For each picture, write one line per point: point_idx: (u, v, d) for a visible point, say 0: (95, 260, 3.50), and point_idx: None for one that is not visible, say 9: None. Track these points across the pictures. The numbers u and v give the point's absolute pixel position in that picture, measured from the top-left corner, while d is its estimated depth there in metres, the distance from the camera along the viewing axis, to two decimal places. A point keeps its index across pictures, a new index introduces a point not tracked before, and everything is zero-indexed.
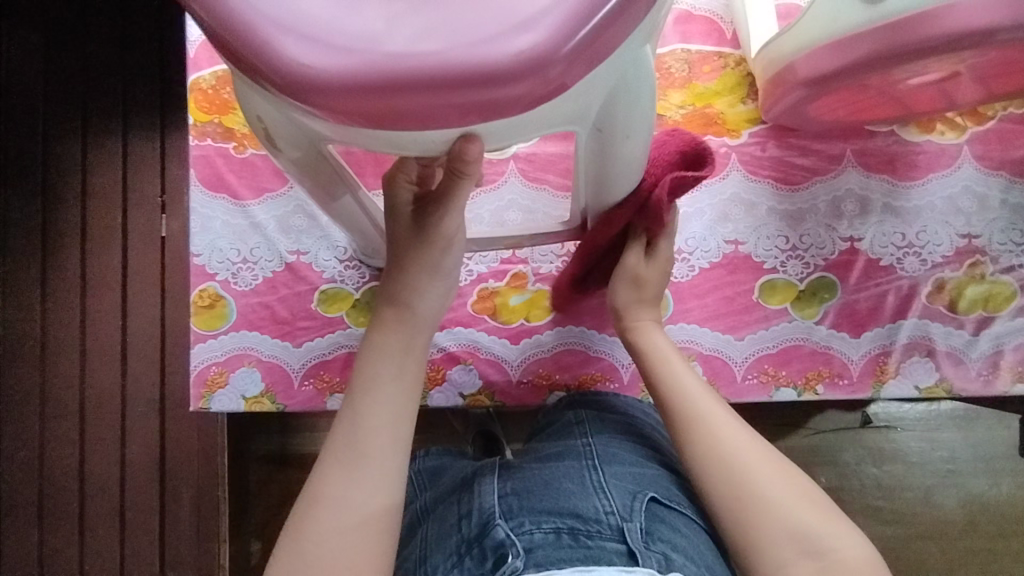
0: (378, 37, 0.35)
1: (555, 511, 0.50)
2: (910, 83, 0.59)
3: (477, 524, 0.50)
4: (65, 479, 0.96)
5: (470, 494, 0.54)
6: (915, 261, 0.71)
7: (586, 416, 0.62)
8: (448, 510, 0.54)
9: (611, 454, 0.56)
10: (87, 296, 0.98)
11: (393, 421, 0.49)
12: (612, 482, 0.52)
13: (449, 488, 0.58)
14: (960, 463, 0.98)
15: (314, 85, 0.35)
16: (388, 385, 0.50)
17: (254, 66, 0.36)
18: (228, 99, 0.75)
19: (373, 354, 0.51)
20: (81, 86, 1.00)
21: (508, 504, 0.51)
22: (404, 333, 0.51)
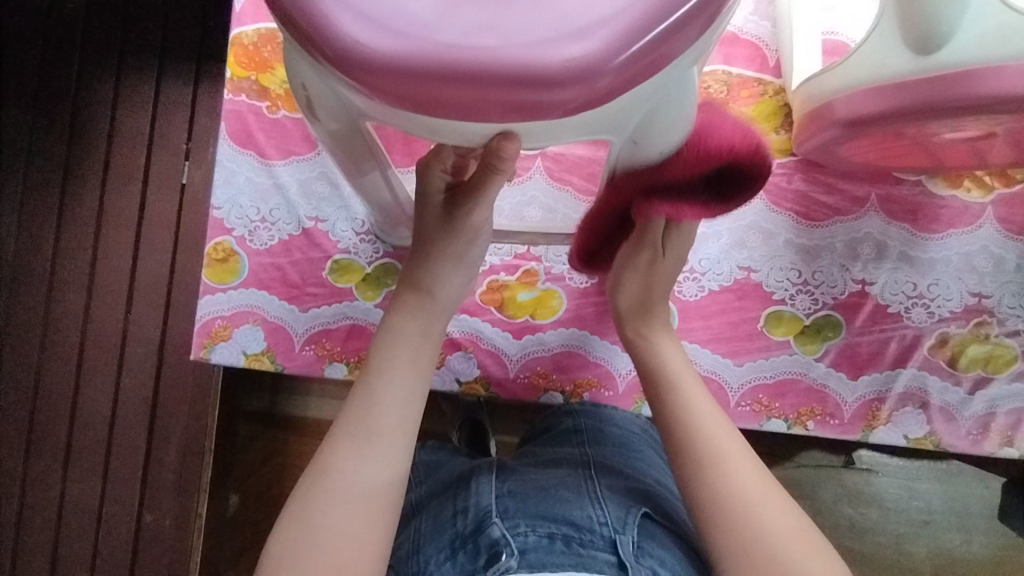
0: (433, 26, 0.36)
1: (551, 516, 0.51)
2: (945, 137, 0.59)
3: (472, 521, 0.51)
4: (57, 408, 0.97)
5: (466, 492, 0.55)
6: (923, 312, 0.71)
7: (585, 426, 0.65)
8: (442, 506, 0.55)
9: (607, 467, 0.58)
10: (102, 231, 0.99)
11: (406, 400, 0.50)
12: (607, 494, 0.54)
13: (445, 485, 0.59)
14: (936, 516, 0.99)
15: (363, 61, 0.36)
16: (406, 366, 0.51)
17: (310, 36, 0.37)
18: (267, 58, 0.75)
19: (393, 335, 0.53)
20: (122, 24, 1.01)
21: (504, 504, 0.52)
22: (426, 315, 0.54)
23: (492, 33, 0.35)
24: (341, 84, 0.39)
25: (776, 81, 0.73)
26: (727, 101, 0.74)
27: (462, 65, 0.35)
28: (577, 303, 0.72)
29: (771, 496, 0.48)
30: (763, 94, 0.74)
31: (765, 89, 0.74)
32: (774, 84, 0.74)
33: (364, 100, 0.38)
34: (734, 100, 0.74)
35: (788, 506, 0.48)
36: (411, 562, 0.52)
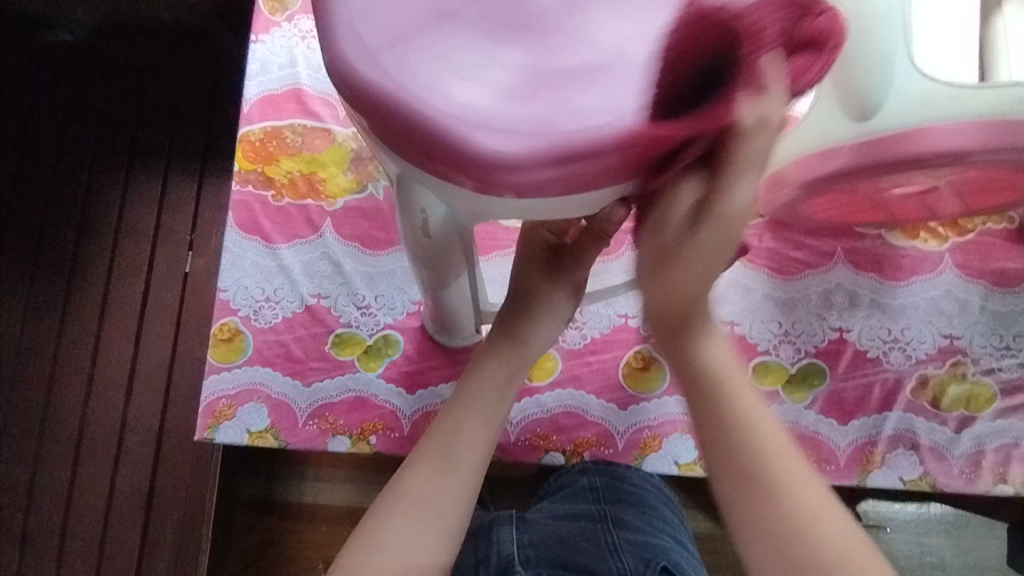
0: (532, 113, 0.38)
1: (573, 567, 0.58)
2: (895, 192, 0.66)
3: (495, 568, 0.58)
4: (52, 502, 0.95)
5: (489, 540, 0.61)
6: (901, 355, 0.75)
7: (600, 482, 0.67)
8: (465, 553, 0.61)
9: (622, 520, 0.63)
10: (105, 321, 1.01)
11: (484, 443, 0.52)
12: (625, 547, 0.59)
13: (466, 531, 0.65)
14: (949, 569, 0.98)
15: (465, 159, 0.38)
16: (489, 410, 0.53)
17: (418, 143, 0.38)
18: (272, 152, 0.81)
19: (480, 380, 0.54)
20: (131, 127, 1.08)
21: (526, 554, 0.59)
22: (515, 363, 0.55)
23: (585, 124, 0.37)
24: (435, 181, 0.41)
25: None
26: None
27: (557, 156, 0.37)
28: (572, 363, 0.75)
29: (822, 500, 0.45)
30: None
31: None
32: None
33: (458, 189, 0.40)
34: None
35: (837, 511, 0.45)
36: None
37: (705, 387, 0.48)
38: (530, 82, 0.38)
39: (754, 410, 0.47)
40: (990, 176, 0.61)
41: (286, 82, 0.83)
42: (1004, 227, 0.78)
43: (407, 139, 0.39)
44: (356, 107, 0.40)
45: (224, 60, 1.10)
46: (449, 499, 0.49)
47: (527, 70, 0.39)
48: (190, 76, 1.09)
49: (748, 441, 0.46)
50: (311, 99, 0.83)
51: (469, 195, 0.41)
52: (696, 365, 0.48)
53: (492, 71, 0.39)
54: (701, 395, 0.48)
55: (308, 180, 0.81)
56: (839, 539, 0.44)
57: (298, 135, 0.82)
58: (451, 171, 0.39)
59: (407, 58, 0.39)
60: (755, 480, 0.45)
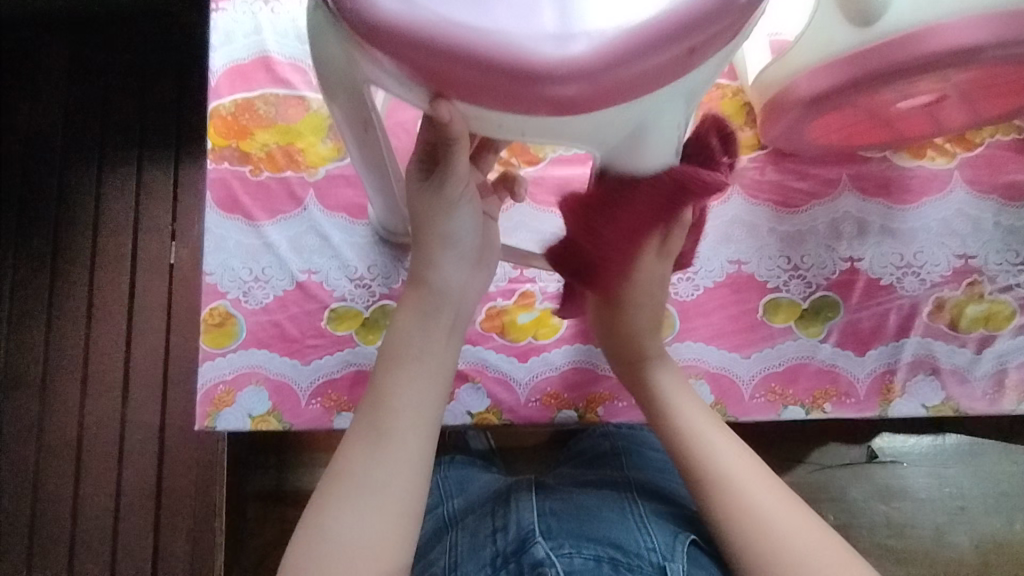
0: (538, 33, 0.39)
1: (598, 539, 0.52)
2: (901, 105, 0.63)
3: (514, 540, 0.52)
4: (59, 508, 0.93)
5: (507, 510, 0.57)
6: (915, 280, 0.72)
7: (623, 448, 0.68)
8: (480, 523, 0.57)
9: (649, 493, 0.60)
10: (93, 321, 0.98)
11: (417, 406, 0.46)
12: (652, 520, 0.55)
13: (481, 499, 0.63)
14: (969, 499, 0.97)
15: (471, 74, 0.39)
16: (426, 375, 0.48)
17: (420, 65, 0.40)
18: (246, 124, 0.77)
19: (407, 337, 0.49)
20: (99, 116, 1.03)
21: (548, 523, 0.53)
22: (434, 316, 0.50)
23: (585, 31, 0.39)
24: (461, 109, 0.42)
25: (733, 83, 0.76)
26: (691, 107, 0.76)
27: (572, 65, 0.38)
28: (577, 318, 0.72)
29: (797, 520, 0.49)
30: (723, 97, 0.76)
31: (724, 92, 0.77)
32: (731, 86, 0.77)
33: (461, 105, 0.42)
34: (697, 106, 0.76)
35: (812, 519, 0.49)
36: None
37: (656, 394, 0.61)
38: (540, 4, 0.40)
39: (691, 404, 0.59)
40: (1001, 74, 0.58)
41: (253, 50, 0.79)
42: (1012, 138, 0.75)
43: (408, 52, 0.40)
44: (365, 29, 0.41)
45: (188, 38, 1.05)
46: (408, 481, 0.44)
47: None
48: (154, 59, 1.04)
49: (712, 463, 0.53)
50: (281, 66, 0.79)
51: (477, 113, 0.42)
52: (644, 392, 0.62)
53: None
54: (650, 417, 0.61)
55: (285, 151, 0.77)
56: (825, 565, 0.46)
57: (270, 105, 0.78)
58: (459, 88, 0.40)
59: None
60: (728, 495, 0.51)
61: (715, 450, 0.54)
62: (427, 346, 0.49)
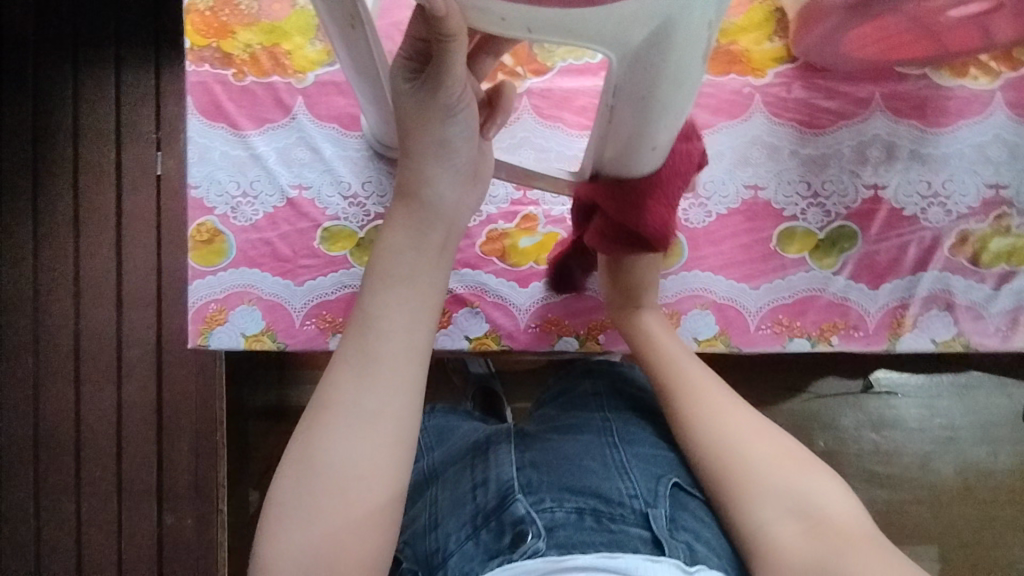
0: None
1: (580, 490, 0.50)
2: (952, 14, 0.56)
3: (495, 497, 0.50)
4: (62, 419, 0.94)
5: (486, 463, 0.54)
6: (940, 211, 0.68)
7: (604, 388, 0.63)
8: (460, 476, 0.55)
9: (631, 434, 0.57)
10: (81, 233, 0.95)
11: (406, 331, 0.44)
12: (635, 465, 0.53)
13: (460, 450, 0.59)
14: (960, 430, 0.98)
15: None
16: (416, 290, 0.45)
17: None
18: (227, 22, 0.70)
19: (392, 254, 0.46)
20: (70, 11, 0.95)
21: (528, 477, 0.51)
22: (421, 230, 0.46)
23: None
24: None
25: None
26: None
27: None
28: None
29: (746, 419, 0.54)
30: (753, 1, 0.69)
31: None
32: None
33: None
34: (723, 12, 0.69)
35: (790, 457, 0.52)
36: (430, 538, 0.51)
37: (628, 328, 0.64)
38: None
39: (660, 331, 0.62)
40: None
41: None
42: None
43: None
44: None
45: None
46: (402, 410, 0.43)
47: None
48: None
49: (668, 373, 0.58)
50: None
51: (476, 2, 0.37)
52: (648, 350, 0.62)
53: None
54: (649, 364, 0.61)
55: (271, 54, 0.71)
56: (765, 451, 0.52)
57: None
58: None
59: None
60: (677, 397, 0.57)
61: (700, 391, 0.57)
62: (421, 264, 0.46)
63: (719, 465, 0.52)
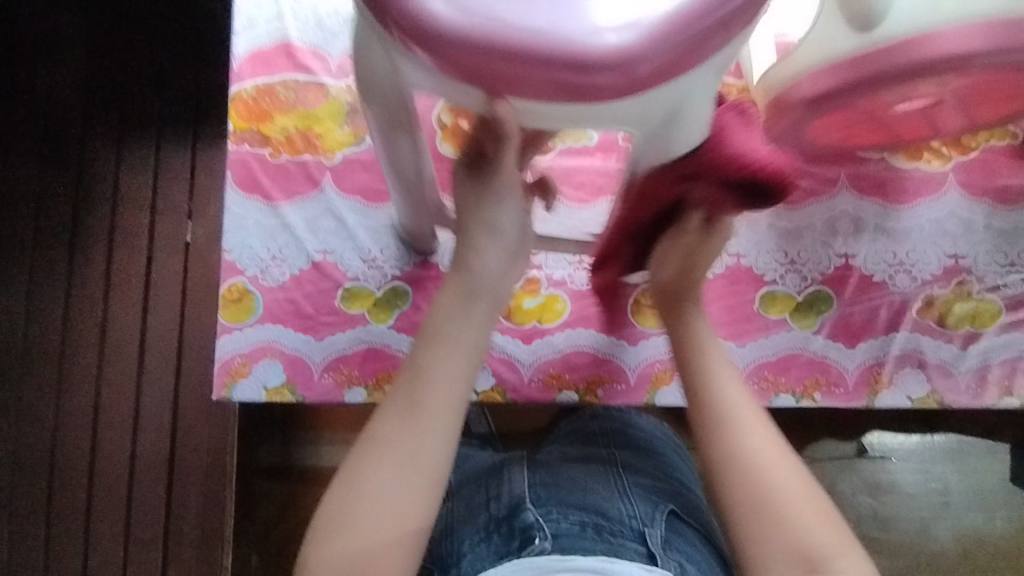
0: (552, 29, 0.43)
1: (582, 507, 0.57)
2: (899, 108, 0.65)
3: (506, 506, 0.57)
4: (75, 473, 0.97)
5: (499, 480, 0.61)
6: (906, 278, 0.75)
7: (610, 427, 0.70)
8: (474, 492, 0.62)
9: (632, 464, 0.64)
10: (110, 294, 1.01)
11: (452, 385, 0.49)
12: (634, 490, 0.60)
13: (477, 471, 0.66)
14: (953, 494, 1.01)
15: (501, 66, 0.42)
16: (461, 347, 0.51)
17: (438, 54, 0.43)
18: (267, 109, 0.80)
19: (443, 316, 0.52)
20: (119, 95, 1.06)
21: (537, 493, 0.58)
22: (468, 296, 0.53)
23: (611, 22, 0.43)
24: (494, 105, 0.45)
25: (739, 81, 0.79)
26: None
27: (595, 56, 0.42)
28: (580, 304, 0.76)
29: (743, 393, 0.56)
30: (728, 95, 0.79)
31: (730, 91, 0.79)
32: (737, 85, 0.79)
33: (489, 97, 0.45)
34: None
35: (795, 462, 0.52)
36: (446, 542, 0.58)
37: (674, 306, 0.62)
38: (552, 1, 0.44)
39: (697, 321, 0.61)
40: (996, 81, 0.60)
41: (274, 36, 0.81)
42: (1006, 143, 0.78)
43: (441, 43, 0.43)
44: (393, 22, 0.43)
45: (209, 22, 1.07)
46: (436, 454, 0.48)
47: None
48: (176, 41, 1.06)
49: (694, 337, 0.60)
50: (301, 52, 0.81)
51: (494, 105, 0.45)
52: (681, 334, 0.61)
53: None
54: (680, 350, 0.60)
55: (304, 136, 0.80)
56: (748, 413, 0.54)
57: (290, 90, 0.80)
58: (489, 80, 0.43)
59: None
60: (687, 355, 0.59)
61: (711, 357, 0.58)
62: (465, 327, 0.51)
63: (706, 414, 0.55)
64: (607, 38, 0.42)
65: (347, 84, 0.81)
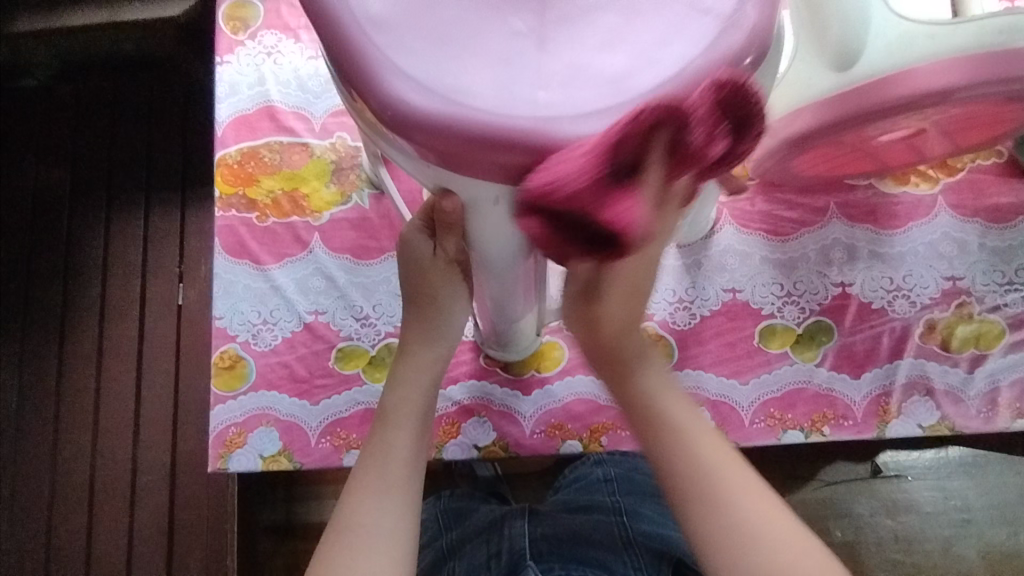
0: (527, 103, 0.37)
1: (586, 560, 0.57)
2: (881, 140, 0.66)
3: (507, 564, 0.57)
4: (72, 550, 0.94)
5: (501, 536, 0.61)
6: (905, 303, 0.74)
7: (615, 474, 0.70)
8: (477, 549, 0.61)
9: (637, 512, 0.64)
10: (103, 362, 1.00)
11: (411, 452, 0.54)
12: (639, 539, 0.60)
13: (477, 529, 0.64)
14: (975, 512, 0.98)
15: (535, 164, 0.37)
16: (418, 413, 0.55)
17: (398, 130, 0.38)
18: (252, 172, 0.80)
19: (402, 388, 0.56)
20: (106, 163, 1.06)
21: (538, 547, 0.58)
22: (433, 353, 0.57)
23: (625, 92, 0.37)
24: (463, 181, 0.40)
25: None
26: None
27: (574, 139, 0.36)
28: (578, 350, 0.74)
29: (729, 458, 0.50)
30: None
31: None
32: None
33: (526, 191, 0.40)
34: None
35: (772, 499, 0.49)
36: None
37: (624, 376, 0.54)
38: (530, 64, 0.38)
39: (644, 394, 0.54)
40: (979, 111, 0.61)
41: (257, 100, 0.82)
42: (993, 162, 0.78)
43: (464, 158, 0.38)
44: (354, 89, 0.38)
45: (193, 86, 1.08)
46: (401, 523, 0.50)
47: (526, 49, 0.38)
48: (161, 107, 1.07)
49: (639, 391, 0.54)
50: (284, 114, 0.81)
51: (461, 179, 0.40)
52: (596, 350, 0.55)
53: (518, 56, 0.38)
54: (610, 380, 0.55)
55: (290, 197, 0.79)
56: (725, 468, 0.49)
57: (275, 152, 0.80)
58: (497, 170, 0.38)
59: (399, 31, 0.38)
60: (641, 403, 0.53)
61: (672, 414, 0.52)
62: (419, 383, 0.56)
63: (691, 464, 0.50)
64: (645, 105, 0.37)
65: (331, 142, 0.81)
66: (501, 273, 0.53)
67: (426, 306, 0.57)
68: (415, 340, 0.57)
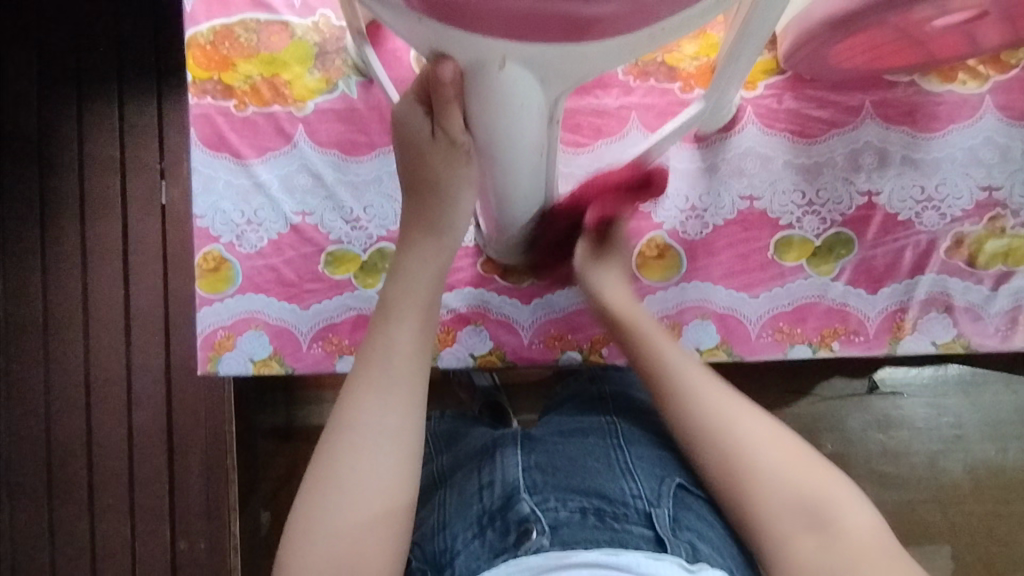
0: None
1: (584, 490, 0.53)
2: (935, 24, 0.58)
3: (499, 497, 0.53)
4: (74, 446, 0.95)
5: (491, 466, 0.57)
6: (935, 215, 0.69)
7: (610, 393, 0.66)
8: (467, 479, 0.58)
9: (636, 436, 0.60)
10: (88, 262, 0.96)
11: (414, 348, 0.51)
12: (638, 464, 0.56)
13: (470, 455, 0.62)
14: (967, 429, 0.97)
15: (545, 12, 0.34)
16: (422, 306, 0.52)
17: None
18: (227, 55, 0.72)
19: (403, 280, 0.52)
20: (70, 46, 0.97)
21: (532, 479, 0.54)
22: (437, 241, 0.53)
23: None
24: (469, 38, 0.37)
25: None
26: (705, 27, 0.71)
27: None
28: None
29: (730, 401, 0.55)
30: None
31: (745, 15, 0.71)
32: None
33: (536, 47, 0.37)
34: (712, 25, 0.71)
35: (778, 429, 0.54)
36: (438, 539, 0.54)
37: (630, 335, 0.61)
38: None
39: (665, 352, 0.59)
40: None
41: None
42: None
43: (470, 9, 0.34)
44: None
45: None
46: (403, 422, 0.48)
47: None
48: None
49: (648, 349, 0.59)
50: None
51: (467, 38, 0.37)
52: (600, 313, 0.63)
53: None
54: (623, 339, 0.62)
55: (271, 84, 0.72)
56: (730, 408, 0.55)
57: (252, 32, 0.72)
58: (508, 24, 0.35)
59: None
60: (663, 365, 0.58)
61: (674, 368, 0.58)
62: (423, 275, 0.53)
63: (702, 416, 0.55)
64: None
65: (314, 22, 0.73)
66: (502, 160, 0.49)
67: (425, 192, 0.52)
68: (418, 231, 0.53)
